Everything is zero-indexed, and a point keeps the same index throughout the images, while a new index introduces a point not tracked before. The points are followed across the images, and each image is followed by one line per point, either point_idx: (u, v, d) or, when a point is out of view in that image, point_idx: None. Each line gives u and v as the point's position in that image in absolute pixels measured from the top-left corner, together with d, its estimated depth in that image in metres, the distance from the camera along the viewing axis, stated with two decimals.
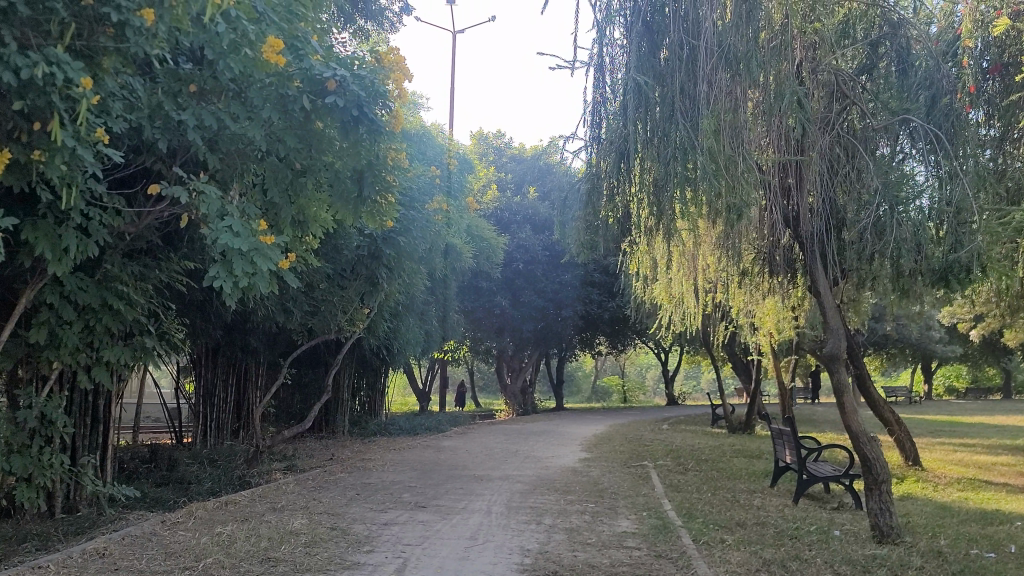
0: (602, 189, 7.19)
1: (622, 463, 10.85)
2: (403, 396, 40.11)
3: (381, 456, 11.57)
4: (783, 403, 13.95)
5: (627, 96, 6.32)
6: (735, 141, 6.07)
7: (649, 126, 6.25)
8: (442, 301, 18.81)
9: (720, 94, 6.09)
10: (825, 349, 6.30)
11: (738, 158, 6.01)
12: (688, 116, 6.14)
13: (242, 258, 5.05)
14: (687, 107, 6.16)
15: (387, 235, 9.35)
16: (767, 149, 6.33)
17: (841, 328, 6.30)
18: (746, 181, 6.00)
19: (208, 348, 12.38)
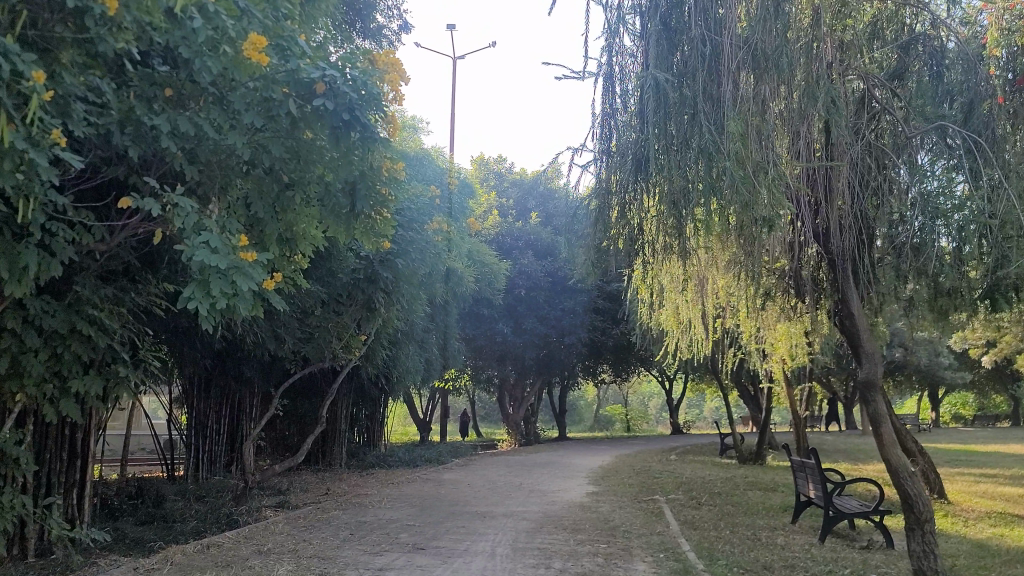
0: (612, 205, 6.80)
1: (632, 497, 10.31)
2: (403, 425, 39.45)
3: (379, 491, 11.02)
4: (797, 433, 13.41)
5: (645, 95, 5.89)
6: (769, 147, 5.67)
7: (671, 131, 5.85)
8: (442, 329, 18.34)
9: (746, 96, 5.71)
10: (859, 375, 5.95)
11: (768, 163, 5.61)
12: (712, 118, 5.75)
13: (219, 276, 4.57)
14: (712, 109, 5.77)
15: (384, 257, 8.87)
16: (796, 157, 5.90)
17: (875, 354, 5.99)
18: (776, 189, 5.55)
19: (200, 377, 11.92)
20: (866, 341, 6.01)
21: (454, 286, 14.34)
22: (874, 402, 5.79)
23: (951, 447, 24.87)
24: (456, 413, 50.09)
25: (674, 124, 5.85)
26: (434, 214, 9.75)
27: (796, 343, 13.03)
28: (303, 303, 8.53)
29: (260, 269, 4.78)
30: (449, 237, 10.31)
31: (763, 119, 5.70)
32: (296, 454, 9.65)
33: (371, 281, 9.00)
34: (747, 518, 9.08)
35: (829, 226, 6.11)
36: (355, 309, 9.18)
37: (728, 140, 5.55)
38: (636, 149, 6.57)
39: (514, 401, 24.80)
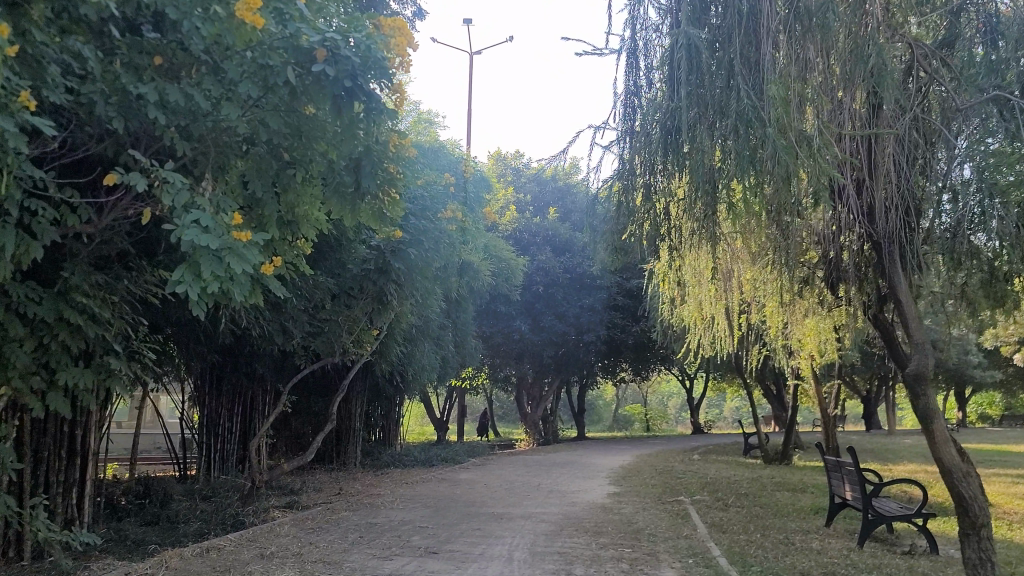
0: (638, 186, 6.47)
1: (655, 498, 9.90)
2: (421, 425, 39.23)
3: (394, 491, 10.66)
4: (826, 431, 12.94)
5: (678, 57, 5.84)
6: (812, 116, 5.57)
7: (708, 99, 5.77)
8: (459, 326, 17.99)
9: (788, 59, 5.59)
10: (908, 367, 5.70)
11: (813, 135, 5.44)
12: (751, 83, 5.64)
13: (212, 257, 4.20)
14: (751, 73, 5.67)
15: (395, 247, 8.48)
16: (845, 125, 5.78)
17: (926, 343, 5.71)
18: (817, 157, 5.36)
19: (211, 374, 11.62)
20: (915, 331, 5.76)
21: (470, 280, 13.98)
22: (925, 397, 5.64)
23: (981, 447, 24.24)
24: (473, 413, 49.74)
25: (709, 91, 5.78)
26: (451, 202, 9.33)
27: (825, 337, 12.57)
28: (312, 294, 8.19)
29: (257, 250, 4.41)
30: (466, 228, 9.89)
31: (806, 85, 5.59)
32: (307, 453, 9.31)
33: (383, 272, 8.63)
34: (778, 521, 8.63)
35: (873, 206, 5.98)
36: (367, 301, 8.82)
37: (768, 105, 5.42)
38: (664, 125, 6.21)
39: (532, 401, 24.40)
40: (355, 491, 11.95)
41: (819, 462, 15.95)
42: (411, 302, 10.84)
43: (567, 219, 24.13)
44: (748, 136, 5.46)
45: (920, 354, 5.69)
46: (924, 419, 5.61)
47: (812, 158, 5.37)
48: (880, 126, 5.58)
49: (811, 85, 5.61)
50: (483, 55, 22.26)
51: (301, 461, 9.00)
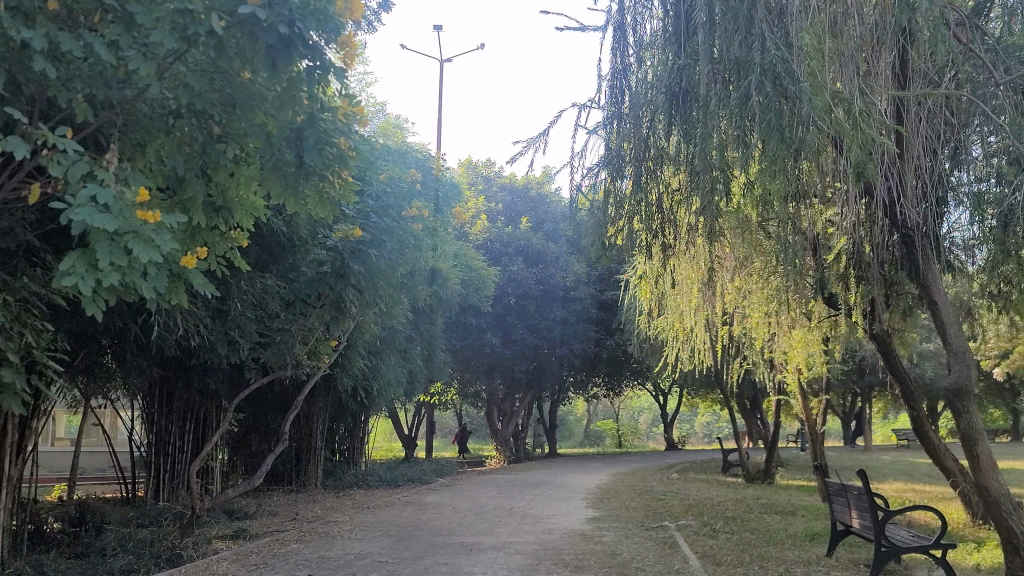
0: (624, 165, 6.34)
1: (637, 523, 9.13)
2: (388, 442, 38.18)
3: (353, 517, 9.80)
4: (813, 449, 12.28)
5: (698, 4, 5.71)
6: (846, 80, 5.61)
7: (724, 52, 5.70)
8: (428, 339, 17.20)
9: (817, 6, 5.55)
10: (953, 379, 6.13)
11: (853, 98, 5.49)
12: (776, 31, 5.56)
13: (112, 244, 3.40)
14: (774, 20, 5.60)
15: (354, 248, 7.48)
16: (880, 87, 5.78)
17: (965, 354, 6.15)
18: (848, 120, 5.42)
19: (161, 388, 10.71)
20: (954, 339, 6.15)
21: (438, 288, 13.20)
22: (968, 414, 6.15)
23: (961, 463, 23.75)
24: (443, 428, 48.74)
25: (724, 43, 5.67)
26: (420, 200, 8.37)
27: (811, 349, 11.91)
28: (261, 298, 7.37)
29: (169, 236, 3.60)
30: (434, 232, 9.00)
31: (837, 40, 5.60)
32: (254, 477, 8.39)
33: (341, 276, 7.59)
34: (773, 550, 7.89)
35: (904, 191, 5.95)
36: (325, 309, 7.96)
37: (800, 59, 5.38)
38: (670, 88, 5.99)
39: (503, 417, 23.58)
40: (313, 515, 11.04)
41: (802, 480, 15.27)
42: (372, 315, 9.98)
43: (540, 229, 23.39)
44: (779, 93, 5.36)
45: (961, 365, 6.16)
46: (964, 435, 6.12)
47: (855, 125, 5.39)
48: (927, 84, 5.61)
49: (842, 42, 5.62)
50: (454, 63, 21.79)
51: (243, 488, 8.03)
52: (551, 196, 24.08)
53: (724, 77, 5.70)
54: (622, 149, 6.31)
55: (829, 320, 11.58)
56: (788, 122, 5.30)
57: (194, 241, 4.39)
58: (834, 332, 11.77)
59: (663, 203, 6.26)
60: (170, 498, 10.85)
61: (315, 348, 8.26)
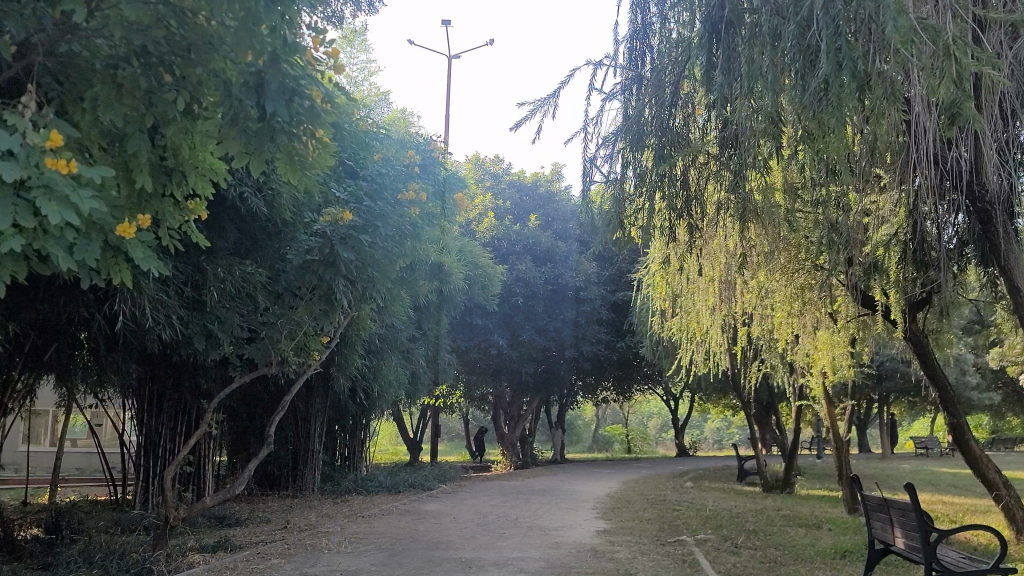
0: (642, 122, 5.97)
1: (652, 538, 8.45)
2: (393, 446, 37.59)
3: (346, 527, 9.15)
4: (839, 457, 11.55)
5: None
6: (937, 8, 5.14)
7: None
8: (432, 339, 16.57)
9: None
10: None
11: (941, 25, 4.95)
12: None
13: (16, 201, 2.80)
14: None
15: (345, 233, 6.81)
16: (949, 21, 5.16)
17: None
18: (909, 68, 5.00)
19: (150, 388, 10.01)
20: None
21: (440, 284, 12.54)
22: None
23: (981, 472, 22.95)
24: (448, 431, 48.04)
25: None
26: (421, 182, 7.67)
27: (838, 352, 11.18)
28: (243, 286, 6.68)
29: (91, 192, 2.96)
30: (436, 218, 8.28)
31: None
32: (235, 483, 7.68)
33: (330, 265, 6.88)
34: (802, 570, 7.18)
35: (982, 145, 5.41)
36: (314, 301, 7.24)
37: None
38: (711, 16, 5.47)
39: (509, 421, 22.89)
40: (305, 524, 10.37)
41: (822, 490, 14.52)
42: (368, 309, 9.29)
43: (549, 226, 22.69)
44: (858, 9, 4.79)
45: None
46: None
47: (949, 56, 4.78)
48: (1015, 17, 5.16)
49: None
50: (462, 58, 21.24)
51: (219, 496, 7.27)
52: (560, 194, 23.41)
53: (776, 8, 5.15)
54: (641, 114, 5.98)
55: (859, 321, 10.84)
56: (852, 64, 4.66)
57: (129, 210, 3.69)
58: (862, 334, 11.07)
59: (696, 177, 6.06)
60: (154, 504, 10.16)
61: (303, 343, 7.56)
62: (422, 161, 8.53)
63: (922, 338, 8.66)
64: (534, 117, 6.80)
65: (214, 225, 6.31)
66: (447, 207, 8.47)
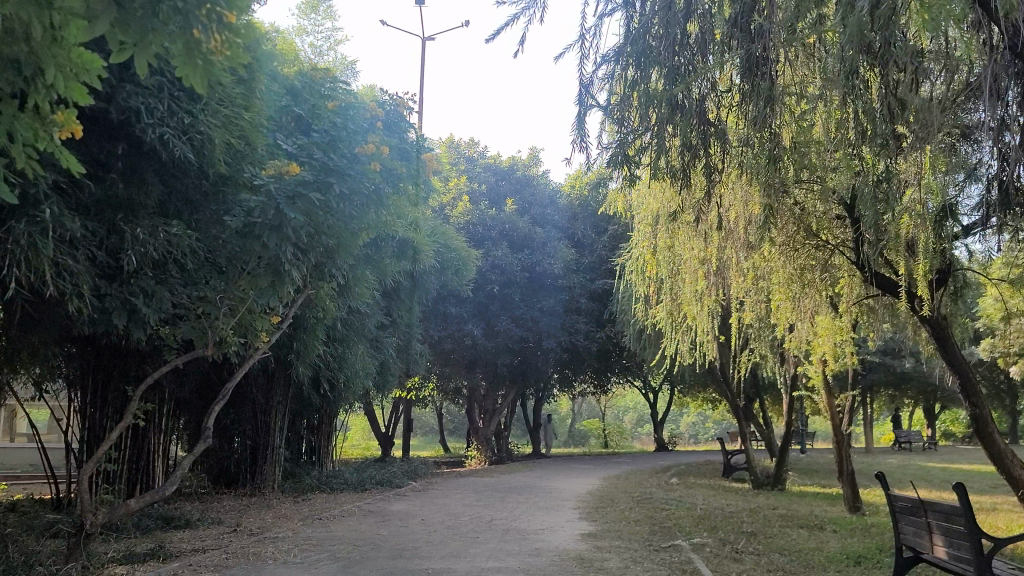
0: (652, 41, 6.08)
1: (643, 543, 7.53)
2: (366, 441, 36.51)
3: (300, 531, 8.16)
4: (840, 453, 10.69)
5: None
6: None
7: None
8: (404, 328, 15.62)
9: None
10: None
11: None
12: None
13: None
14: None
15: (291, 190, 5.85)
16: None
17: None
18: None
19: (95, 377, 8.75)
20: None
21: (410, 265, 11.57)
22: None
23: (972, 466, 22.26)
24: (422, 425, 46.95)
25: None
26: (381, 132, 6.75)
27: (841, 339, 10.34)
28: (171, 253, 5.70)
29: None
30: (403, 182, 7.30)
31: None
32: (167, 484, 6.65)
33: (277, 228, 5.92)
34: None
35: None
36: (259, 274, 6.26)
37: None
38: None
39: (484, 415, 21.91)
40: (258, 527, 9.40)
41: (815, 487, 13.68)
42: (325, 288, 8.30)
43: (526, 211, 21.75)
44: None
45: None
46: None
47: None
48: None
49: None
50: (434, 37, 20.24)
51: (143, 501, 6.26)
52: (537, 178, 22.48)
53: None
54: (648, 27, 6.08)
55: (866, 304, 10.00)
56: None
57: None
58: (867, 320, 10.22)
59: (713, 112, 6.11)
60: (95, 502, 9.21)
61: (247, 324, 6.56)
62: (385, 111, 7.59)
63: (941, 318, 7.79)
64: (517, 25, 6.17)
65: (135, 178, 5.31)
66: (417, 160, 7.54)
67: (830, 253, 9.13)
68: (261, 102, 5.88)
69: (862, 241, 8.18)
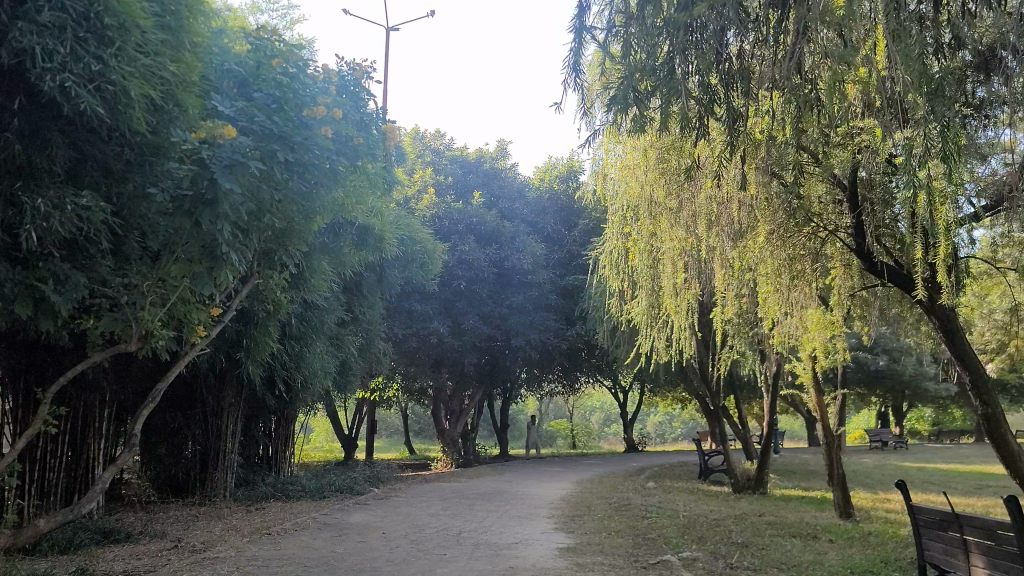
0: None
1: (628, 559, 6.79)
2: (329, 442, 35.64)
3: (245, 548, 7.34)
4: (829, 454, 10.07)
5: None
6: None
7: None
8: (366, 325, 14.80)
9: None
10: None
11: None
12: None
13: None
14: None
15: (222, 157, 5.00)
16: None
17: None
18: None
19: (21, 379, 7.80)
20: None
21: (373, 257, 10.82)
22: None
23: (947, 463, 21.89)
24: (386, 427, 45.94)
25: None
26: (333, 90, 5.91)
27: (831, 334, 9.71)
28: (84, 232, 4.86)
29: None
30: (358, 155, 6.45)
31: None
32: (85, 499, 5.85)
33: (212, 202, 5.12)
34: None
35: None
36: (193, 259, 5.48)
37: None
38: None
39: (450, 415, 21.09)
40: (203, 541, 8.58)
41: (799, 490, 13.07)
42: (272, 278, 7.49)
43: (493, 205, 21.01)
44: None
45: None
46: None
47: None
48: None
49: None
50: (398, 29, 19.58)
51: (56, 520, 5.59)
52: (505, 171, 21.75)
53: None
54: None
55: (859, 296, 9.39)
56: None
57: None
58: (859, 313, 9.60)
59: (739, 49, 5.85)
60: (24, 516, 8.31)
61: (179, 315, 5.85)
62: (337, 66, 6.73)
63: (949, 312, 7.18)
64: None
65: (36, 141, 4.44)
66: (374, 120, 6.72)
67: (821, 242, 8.48)
68: (193, 61, 5.01)
69: (864, 222, 7.56)
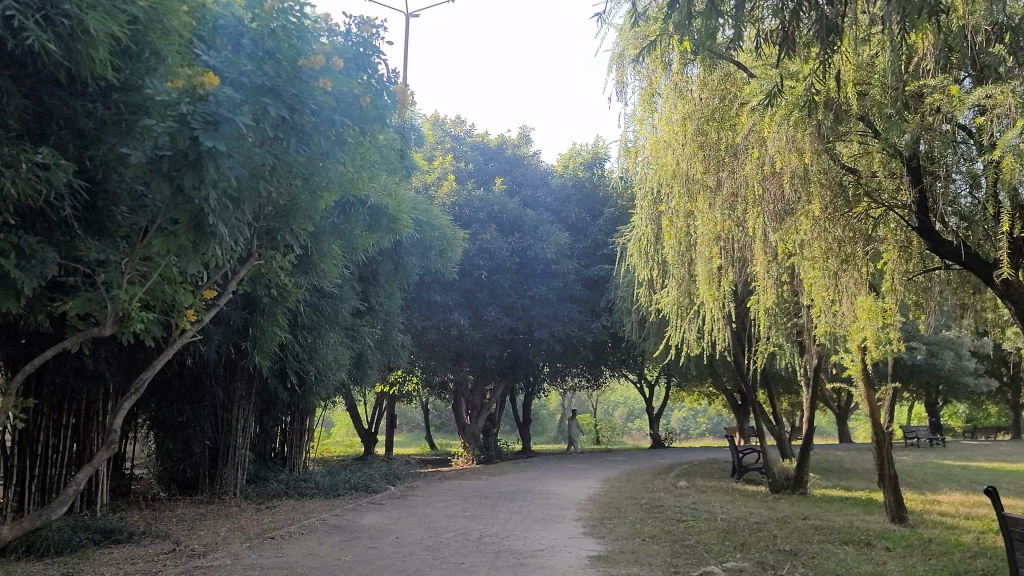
0: None
1: (666, 570, 6.08)
2: (350, 437, 35.18)
3: (242, 555, 6.69)
4: (881, 454, 9.29)
5: None
6: None
7: None
8: (384, 316, 14.16)
9: None
10: None
11: None
12: None
13: None
14: None
15: (206, 113, 4.32)
16: None
17: None
18: None
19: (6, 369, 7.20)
20: None
21: (388, 241, 10.18)
22: None
23: (991, 461, 20.92)
24: (408, 420, 45.47)
25: None
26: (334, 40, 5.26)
27: (884, 324, 8.89)
28: (45, 198, 4.23)
29: None
30: (366, 121, 5.76)
31: None
32: (57, 503, 5.22)
33: (195, 163, 4.46)
34: None
35: None
36: (179, 232, 4.84)
37: None
38: None
39: (472, 410, 20.41)
40: (204, 545, 7.96)
41: (841, 492, 12.28)
42: (275, 260, 6.84)
43: (516, 192, 20.33)
44: None
45: None
46: None
47: None
48: None
49: None
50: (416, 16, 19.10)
51: (22, 528, 4.99)
52: (528, 158, 21.07)
53: None
54: None
55: (918, 282, 8.58)
56: None
57: None
58: (917, 302, 8.79)
59: None
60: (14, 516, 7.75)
61: (164, 297, 5.19)
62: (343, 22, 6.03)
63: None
64: None
65: None
66: (384, 82, 6.03)
67: (873, 223, 7.48)
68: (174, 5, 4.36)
69: (927, 197, 6.82)
